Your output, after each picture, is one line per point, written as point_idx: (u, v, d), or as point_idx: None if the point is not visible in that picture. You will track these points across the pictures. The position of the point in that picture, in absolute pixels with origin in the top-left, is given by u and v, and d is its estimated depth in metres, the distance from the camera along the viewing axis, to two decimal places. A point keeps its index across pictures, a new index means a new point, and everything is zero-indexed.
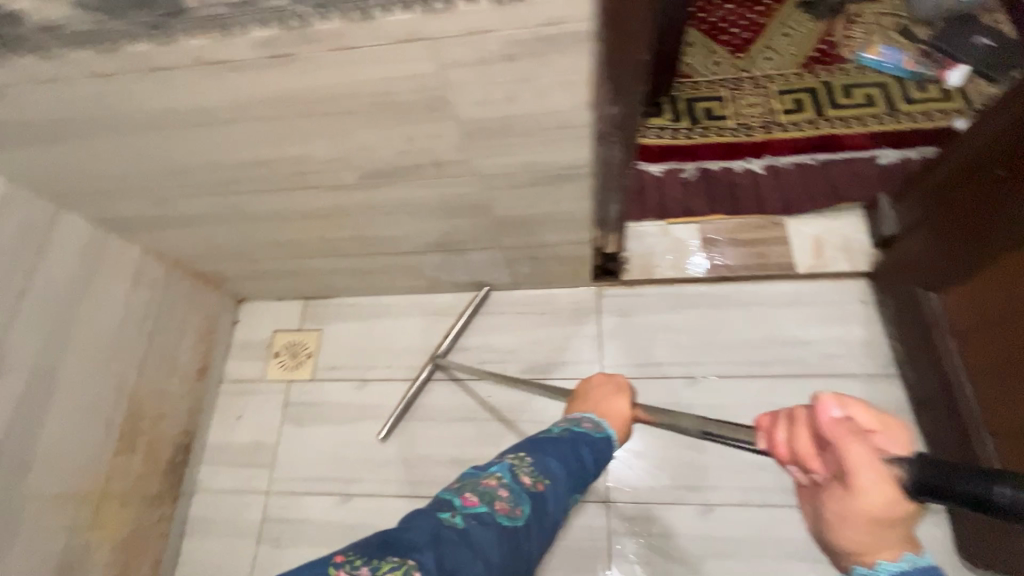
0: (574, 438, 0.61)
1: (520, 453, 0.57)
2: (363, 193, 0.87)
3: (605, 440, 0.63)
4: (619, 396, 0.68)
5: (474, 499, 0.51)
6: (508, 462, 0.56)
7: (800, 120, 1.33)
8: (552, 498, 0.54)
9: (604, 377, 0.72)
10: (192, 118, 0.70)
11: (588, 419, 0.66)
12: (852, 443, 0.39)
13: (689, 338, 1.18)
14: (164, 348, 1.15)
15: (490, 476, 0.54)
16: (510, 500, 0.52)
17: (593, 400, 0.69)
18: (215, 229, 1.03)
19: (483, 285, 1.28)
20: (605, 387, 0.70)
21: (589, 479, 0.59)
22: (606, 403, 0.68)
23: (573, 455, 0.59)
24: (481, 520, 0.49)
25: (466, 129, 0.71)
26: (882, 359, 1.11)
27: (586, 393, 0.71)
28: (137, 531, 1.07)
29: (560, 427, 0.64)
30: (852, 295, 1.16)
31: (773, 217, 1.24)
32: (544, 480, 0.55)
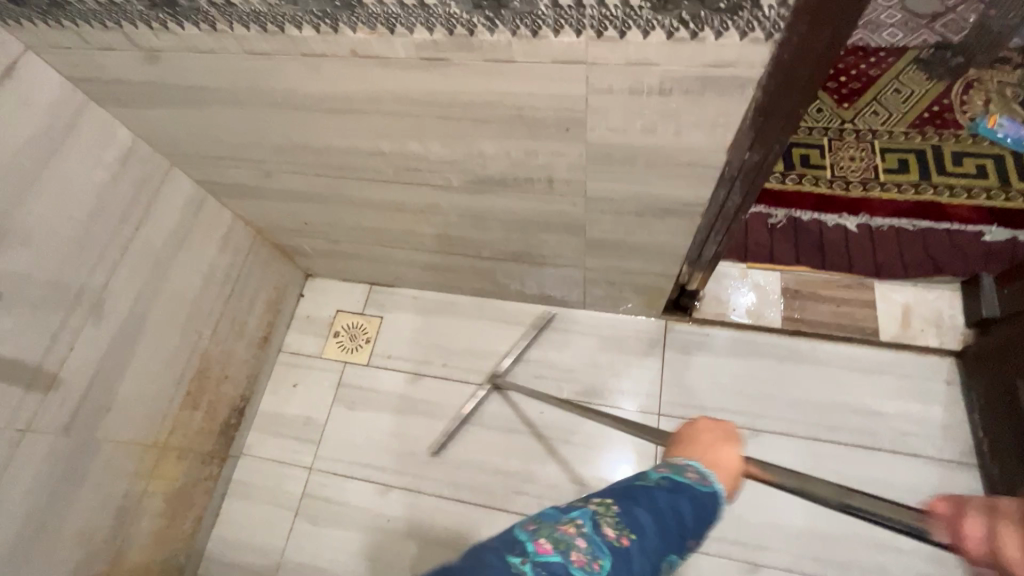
0: (677, 487, 0.47)
1: (607, 498, 0.47)
2: (465, 197, 0.87)
3: (714, 496, 0.48)
4: (728, 444, 0.52)
5: (547, 546, 0.42)
6: (590, 506, 0.45)
7: (902, 182, 1.28)
8: (641, 561, 0.42)
9: (710, 421, 0.55)
10: (327, 104, 0.71)
11: (693, 468, 0.50)
12: None
13: (754, 388, 1.15)
14: (237, 313, 1.18)
15: (567, 521, 0.44)
16: (588, 552, 0.42)
17: (698, 446, 0.53)
18: (308, 208, 1.05)
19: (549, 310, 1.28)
20: (712, 431, 0.54)
21: (689, 542, 0.46)
22: (715, 452, 0.52)
23: (672, 509, 0.45)
24: (551, 575, 0.40)
25: (592, 152, 0.70)
26: (961, 446, 1.05)
27: (686, 435, 0.55)
28: (188, 485, 1.10)
29: (660, 469, 0.50)
30: (937, 373, 1.11)
31: (861, 279, 1.20)
32: (632, 535, 0.43)
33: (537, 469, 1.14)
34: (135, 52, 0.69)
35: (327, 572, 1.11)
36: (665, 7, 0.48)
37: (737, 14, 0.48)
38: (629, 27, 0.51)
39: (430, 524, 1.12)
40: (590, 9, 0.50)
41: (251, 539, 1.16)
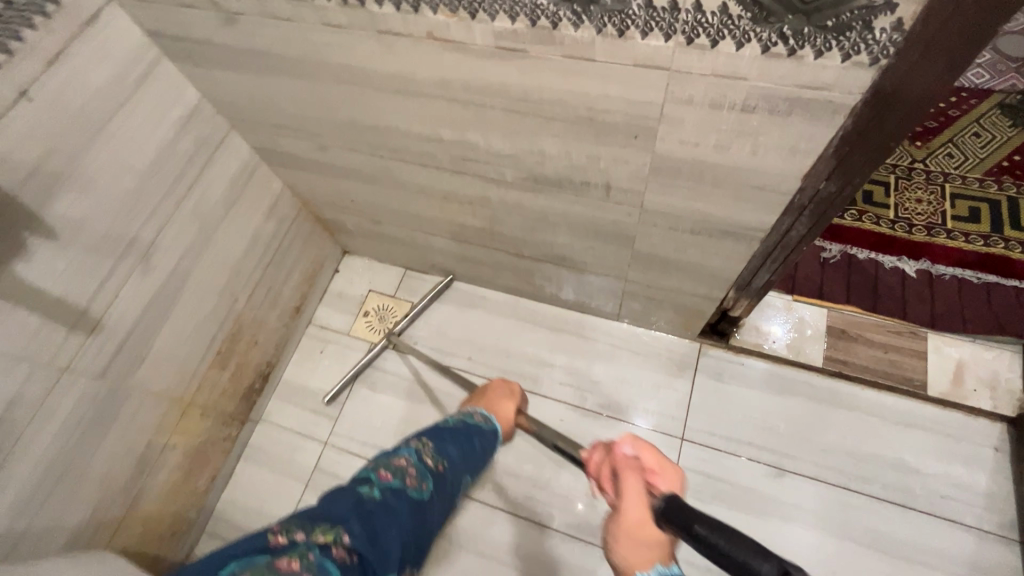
0: (474, 426, 0.70)
1: (426, 438, 0.65)
2: (516, 193, 0.86)
3: (493, 432, 0.72)
4: (509, 400, 0.78)
5: (386, 476, 0.59)
6: (415, 445, 0.63)
7: (971, 231, 1.21)
8: (450, 476, 0.62)
9: (501, 383, 0.82)
10: (391, 84, 0.70)
11: (479, 414, 0.74)
12: (629, 475, 0.53)
13: (784, 426, 1.10)
14: (274, 281, 1.19)
15: (399, 457, 0.62)
16: (417, 476, 0.60)
17: (488, 399, 0.79)
18: (355, 186, 1.04)
19: (448, 275, 1.33)
20: (499, 390, 0.80)
21: (483, 462, 0.69)
22: (497, 403, 0.77)
23: (470, 441, 0.67)
24: (394, 493, 0.57)
25: (658, 163, 0.67)
26: (1003, 519, 0.99)
27: (483, 393, 0.81)
28: (207, 443, 1.12)
29: (458, 417, 0.73)
30: (986, 438, 1.04)
31: (914, 327, 1.13)
32: (445, 462, 0.63)
33: (550, 477, 1.11)
34: (215, 13, 0.70)
35: None
36: (766, 19, 0.46)
37: (844, 34, 0.45)
38: (723, 36, 0.48)
39: None
40: (685, 14, 0.48)
41: (260, 504, 1.17)
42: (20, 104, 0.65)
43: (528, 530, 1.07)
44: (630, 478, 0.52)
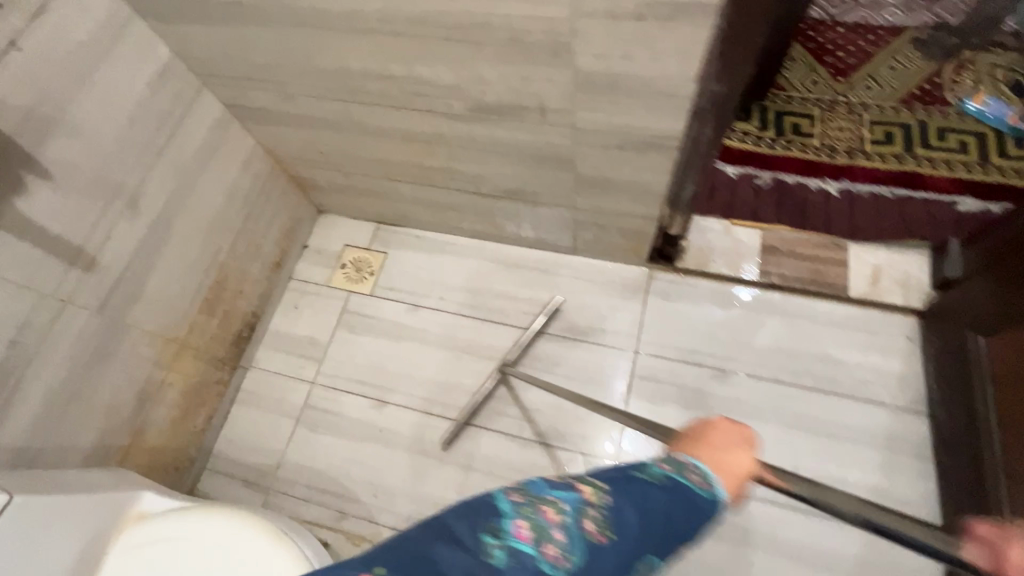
0: (677, 488, 0.43)
1: (602, 483, 0.42)
2: (467, 125, 0.96)
3: (713, 503, 0.44)
4: (742, 446, 0.48)
5: (524, 533, 0.39)
6: (580, 491, 0.41)
7: (886, 153, 1.34)
8: (613, 563, 0.39)
9: (724, 420, 0.50)
10: (344, 22, 0.80)
11: (695, 468, 0.45)
12: None
13: (726, 333, 1.23)
14: (254, 235, 1.28)
15: (551, 500, 0.41)
16: (564, 548, 0.38)
17: (708, 446, 0.48)
18: (322, 136, 1.13)
19: (556, 295, 1.29)
20: (727, 434, 0.48)
21: (670, 548, 0.42)
22: (723, 454, 0.47)
23: (661, 512, 0.41)
24: (522, 566, 0.37)
25: (578, 79, 0.78)
26: (913, 395, 1.13)
27: (693, 435, 0.50)
28: (201, 384, 1.21)
29: (665, 463, 0.46)
30: (899, 329, 1.18)
31: (836, 239, 1.27)
32: (612, 536, 0.39)
33: (519, 393, 1.23)
34: None
35: (324, 472, 1.22)
36: None
37: None
38: None
39: (419, 437, 1.23)
40: None
41: (255, 441, 1.27)
42: (11, 52, 0.74)
43: (500, 440, 1.20)
44: None
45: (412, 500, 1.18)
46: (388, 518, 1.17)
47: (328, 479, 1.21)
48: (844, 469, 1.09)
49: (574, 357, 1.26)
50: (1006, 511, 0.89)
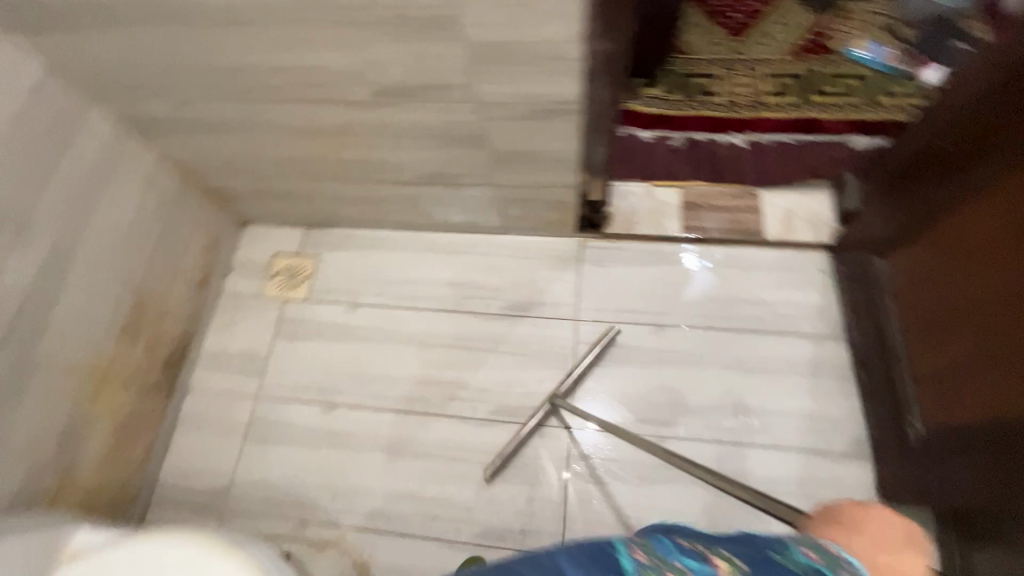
0: None
1: (739, 560, 0.48)
2: (373, 112, 0.95)
3: None
4: (907, 546, 0.56)
5: None
6: (715, 564, 0.46)
7: (785, 103, 1.41)
8: None
9: (876, 511, 0.60)
10: (228, 15, 0.79)
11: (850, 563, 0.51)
12: None
13: (658, 291, 1.27)
14: (172, 252, 1.23)
15: (680, 565, 0.46)
16: None
17: (861, 536, 0.57)
18: (230, 142, 1.10)
19: (615, 327, 1.23)
20: (892, 529, 0.58)
21: None
22: (882, 552, 0.55)
23: None
24: None
25: (470, 51, 0.79)
26: (831, 323, 1.21)
27: (837, 516, 0.61)
28: (134, 414, 1.16)
29: (805, 554, 0.50)
30: (813, 264, 1.26)
31: (748, 188, 1.35)
32: None
33: (469, 375, 1.25)
34: None
35: (278, 484, 1.19)
36: None
37: None
38: None
39: (373, 434, 1.21)
40: None
41: (202, 464, 1.22)
42: None
43: (455, 425, 1.20)
44: None
45: (372, 497, 1.16)
46: (350, 519, 1.15)
47: (284, 490, 1.19)
48: (779, 399, 1.16)
49: (518, 333, 1.28)
50: (916, 410, 0.97)
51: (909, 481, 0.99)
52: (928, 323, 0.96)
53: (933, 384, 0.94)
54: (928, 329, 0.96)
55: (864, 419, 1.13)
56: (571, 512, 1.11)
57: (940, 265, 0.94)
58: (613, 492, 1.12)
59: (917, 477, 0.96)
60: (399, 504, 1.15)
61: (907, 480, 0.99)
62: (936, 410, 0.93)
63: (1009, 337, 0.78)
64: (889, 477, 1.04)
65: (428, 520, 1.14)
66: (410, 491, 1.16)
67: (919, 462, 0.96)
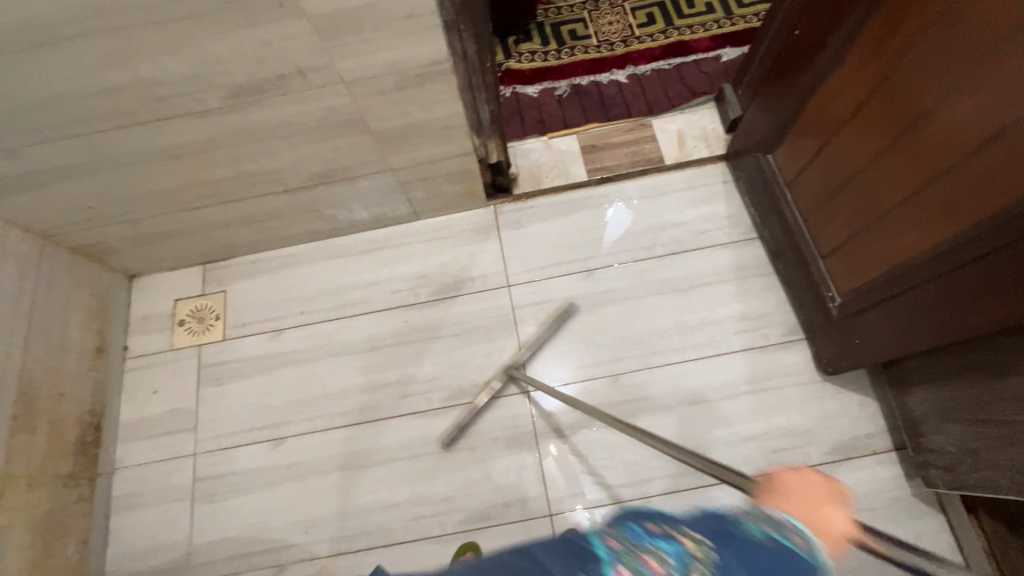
0: (782, 553, 0.42)
1: (702, 540, 0.43)
2: (234, 117, 0.88)
3: (820, 567, 0.43)
4: (835, 503, 0.49)
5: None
6: (683, 543, 0.44)
7: (653, 32, 1.45)
8: None
9: (806, 469, 0.53)
10: (26, 38, 0.69)
11: (795, 528, 0.46)
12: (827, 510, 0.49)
13: (580, 238, 1.28)
14: (52, 326, 1.09)
15: (654, 552, 0.44)
16: None
17: (797, 502, 0.50)
18: (82, 188, 0.98)
19: (570, 302, 1.22)
20: (805, 482, 0.51)
21: None
22: (820, 513, 0.48)
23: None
24: None
25: (317, 25, 0.74)
26: (743, 227, 1.26)
27: (767, 485, 0.53)
28: (54, 511, 1.04)
29: (756, 523, 0.45)
30: (715, 176, 1.31)
31: (640, 119, 1.37)
32: None
33: (415, 369, 1.20)
34: None
35: (241, 536, 1.11)
36: None
37: None
38: None
39: (331, 456, 1.15)
40: None
41: (151, 541, 1.12)
42: None
43: (414, 422, 1.16)
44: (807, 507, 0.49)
45: (347, 518, 1.11)
46: (328, 547, 1.09)
47: (250, 540, 1.10)
48: (714, 310, 1.20)
49: (454, 313, 1.25)
50: (831, 283, 1.04)
51: (841, 354, 1.06)
52: (821, 201, 1.03)
53: (838, 256, 1.01)
54: (822, 207, 1.03)
55: (790, 307, 1.19)
56: (549, 471, 1.11)
57: (817, 147, 1.01)
58: (584, 440, 1.12)
59: (845, 345, 1.03)
60: (376, 516, 1.10)
61: (838, 352, 1.06)
62: (846, 279, 1.00)
63: (893, 194, 0.85)
64: (821, 353, 1.11)
65: (409, 522, 1.10)
66: (384, 501, 1.11)
67: (844, 330, 1.02)
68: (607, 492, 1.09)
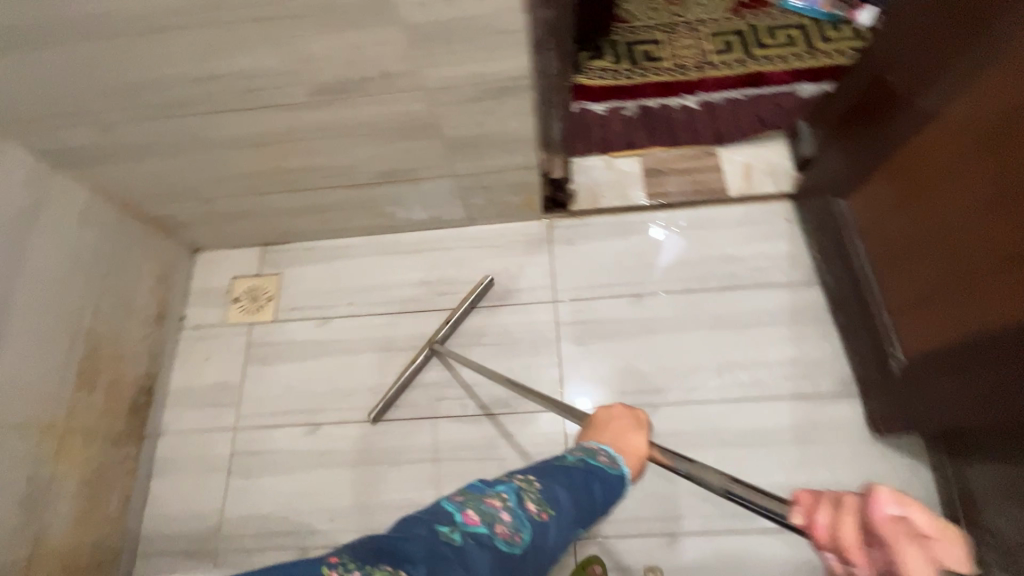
0: (590, 469, 0.60)
1: (529, 477, 0.58)
2: (317, 113, 0.90)
3: (621, 478, 0.62)
4: (637, 430, 0.67)
5: (474, 518, 0.51)
6: (514, 483, 0.56)
7: (729, 60, 1.42)
8: (552, 529, 0.54)
9: (624, 410, 0.70)
10: (141, 23, 0.73)
11: (604, 452, 0.64)
12: (904, 547, 0.40)
13: (633, 261, 1.27)
14: (121, 290, 1.15)
15: (493, 494, 0.54)
16: (511, 524, 0.52)
17: (612, 432, 0.67)
18: (165, 164, 1.03)
19: (487, 275, 1.26)
20: (622, 419, 0.68)
21: (595, 515, 0.59)
22: (623, 439, 0.66)
23: (584, 487, 0.58)
24: (479, 542, 0.49)
25: (410, 33, 0.76)
26: (803, 269, 1.23)
27: (599, 422, 0.70)
28: (103, 466, 1.09)
29: (574, 455, 0.63)
30: (779, 214, 1.28)
31: (705, 147, 1.36)
32: (548, 509, 0.55)
33: (453, 374, 1.21)
34: None
35: (270, 515, 1.14)
36: None
37: None
38: None
39: (363, 448, 1.17)
40: None
41: (187, 508, 1.16)
42: None
43: (446, 425, 1.17)
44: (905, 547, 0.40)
45: (373, 513, 1.12)
46: (351, 538, 1.11)
47: (278, 520, 1.13)
48: (763, 351, 1.17)
49: (498, 323, 1.25)
50: (896, 341, 0.99)
51: (897, 415, 1.01)
52: (895, 254, 0.99)
53: (907, 313, 0.97)
54: (895, 260, 0.99)
55: (846, 357, 1.15)
56: None
57: (898, 198, 0.96)
58: None
59: (902, 406, 0.99)
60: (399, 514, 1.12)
61: (894, 412, 1.01)
62: (913, 338, 0.95)
63: (976, 256, 0.81)
64: (875, 411, 1.07)
65: None
66: (410, 500, 1.12)
67: (904, 390, 0.97)
68: (632, 523, 1.07)
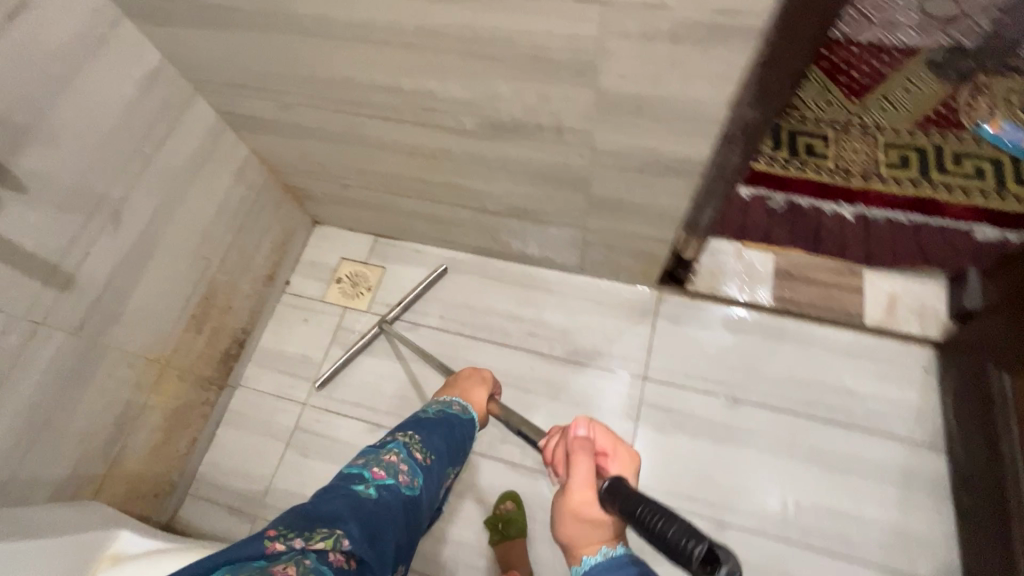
0: (448, 417, 0.73)
1: (410, 431, 0.68)
2: (478, 142, 0.90)
3: (471, 421, 0.76)
4: (482, 386, 0.82)
5: (379, 473, 0.62)
6: (401, 438, 0.66)
7: (901, 177, 1.30)
8: (437, 468, 0.66)
9: (471, 369, 0.85)
10: (353, 32, 0.76)
11: (456, 405, 0.77)
12: (580, 457, 0.60)
13: (738, 361, 1.18)
14: (246, 245, 1.21)
15: (388, 451, 0.65)
16: (408, 472, 0.63)
17: (461, 387, 0.81)
18: (320, 147, 1.07)
19: (439, 264, 1.34)
20: (469, 375, 0.84)
21: (461, 453, 0.72)
22: (470, 391, 0.80)
23: (451, 433, 0.70)
24: (389, 490, 0.61)
25: (602, 99, 0.73)
26: (930, 430, 1.09)
27: (454, 380, 0.84)
28: (186, 405, 1.15)
29: (435, 407, 0.75)
30: (917, 361, 1.15)
31: (851, 265, 1.24)
32: (432, 455, 0.66)
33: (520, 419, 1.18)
34: None
35: None
36: None
37: None
38: None
39: None
40: None
41: (242, 465, 1.20)
42: None
43: (501, 470, 1.14)
44: (584, 459, 0.60)
45: None
46: None
47: None
48: (859, 506, 1.05)
49: (579, 382, 1.21)
50: None
51: None
52: None
53: None
54: None
55: (960, 547, 1.00)
56: None
57: None
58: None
59: None
60: (432, 545, 1.09)
61: None
62: None
63: None
64: None
65: (458, 567, 1.07)
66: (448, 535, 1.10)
67: None
68: None
